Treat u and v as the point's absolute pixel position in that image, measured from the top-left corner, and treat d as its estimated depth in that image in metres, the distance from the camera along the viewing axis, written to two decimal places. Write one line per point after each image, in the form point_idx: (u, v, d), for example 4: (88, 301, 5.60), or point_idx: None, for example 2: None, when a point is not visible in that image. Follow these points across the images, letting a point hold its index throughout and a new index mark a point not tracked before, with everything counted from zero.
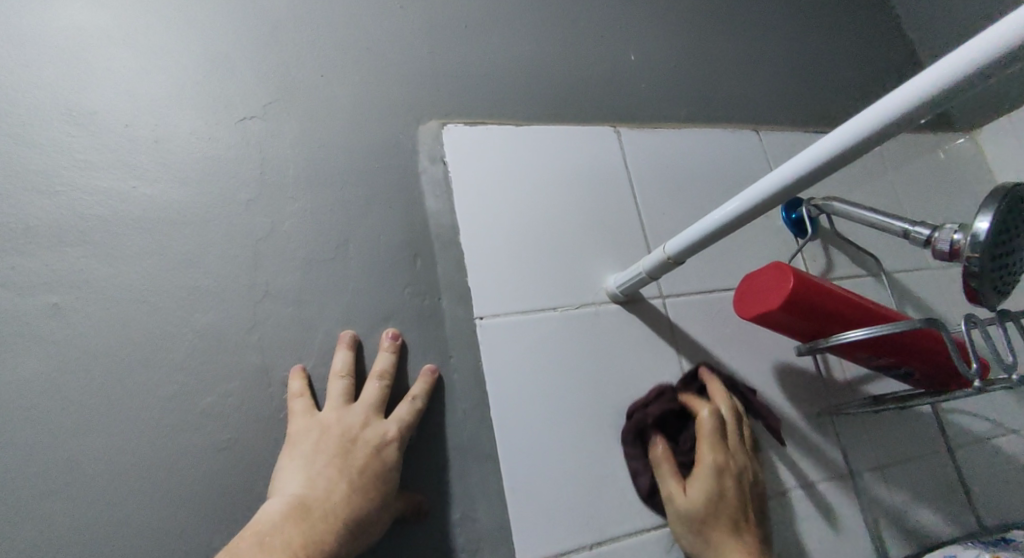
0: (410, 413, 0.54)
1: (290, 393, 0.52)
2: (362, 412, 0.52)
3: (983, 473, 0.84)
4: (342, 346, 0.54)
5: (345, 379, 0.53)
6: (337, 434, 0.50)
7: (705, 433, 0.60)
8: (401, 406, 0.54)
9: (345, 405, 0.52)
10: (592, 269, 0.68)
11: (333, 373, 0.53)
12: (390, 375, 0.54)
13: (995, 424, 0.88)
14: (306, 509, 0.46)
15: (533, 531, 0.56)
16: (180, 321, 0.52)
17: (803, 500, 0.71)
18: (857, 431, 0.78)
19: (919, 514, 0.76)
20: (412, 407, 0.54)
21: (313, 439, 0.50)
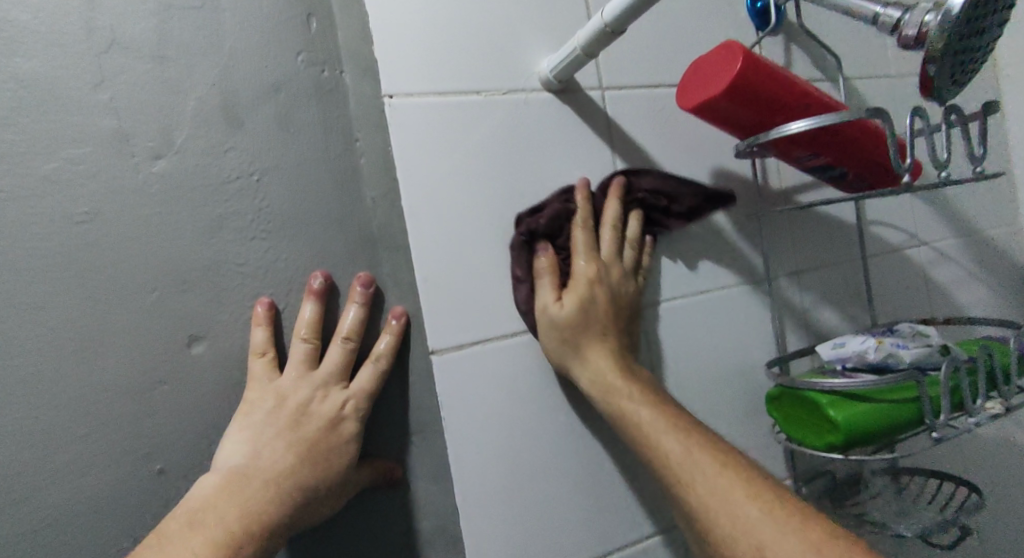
0: (372, 376, 0.53)
1: (254, 323, 0.51)
2: (321, 380, 0.51)
3: (887, 280, 0.88)
4: (309, 298, 0.52)
5: (308, 339, 0.52)
6: (291, 405, 0.50)
7: (581, 268, 0.59)
8: (365, 368, 0.53)
9: (307, 378, 0.51)
10: (522, 49, 0.60)
11: (297, 332, 0.52)
12: (355, 338, 0.53)
13: (909, 236, 0.90)
14: (246, 474, 0.47)
15: (447, 320, 0.56)
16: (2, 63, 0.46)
17: (719, 301, 0.72)
18: (782, 237, 0.78)
19: (821, 316, 0.80)
20: (376, 368, 0.53)
21: (267, 408, 0.49)
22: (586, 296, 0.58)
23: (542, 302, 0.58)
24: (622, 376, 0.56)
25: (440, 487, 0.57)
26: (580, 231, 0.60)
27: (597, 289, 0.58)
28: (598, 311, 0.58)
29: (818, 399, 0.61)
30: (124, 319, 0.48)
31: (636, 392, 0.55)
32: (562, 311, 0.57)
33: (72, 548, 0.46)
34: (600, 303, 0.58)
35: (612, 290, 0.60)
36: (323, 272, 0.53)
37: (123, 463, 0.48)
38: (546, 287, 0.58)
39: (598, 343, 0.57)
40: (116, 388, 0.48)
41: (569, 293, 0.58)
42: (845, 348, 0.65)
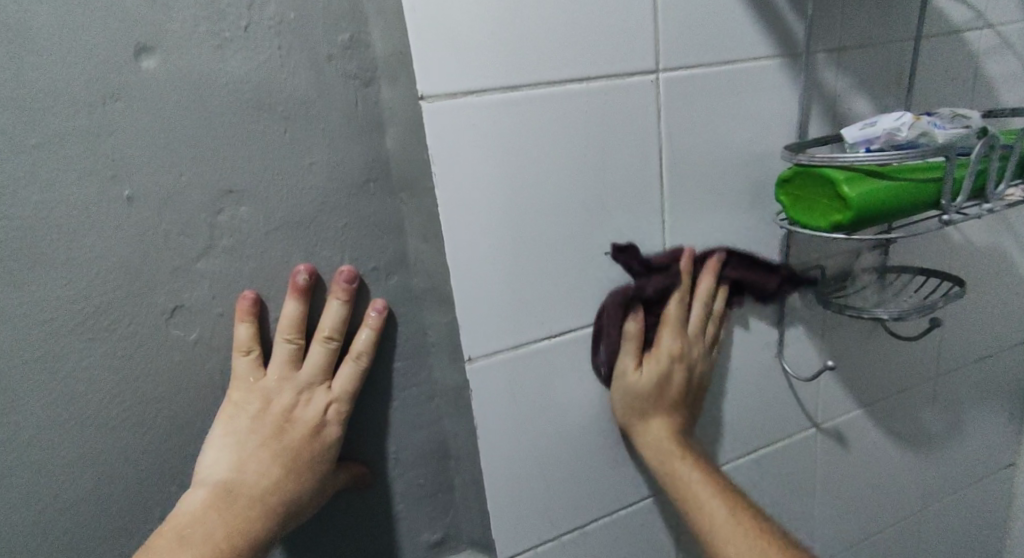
0: (327, 354, 0.53)
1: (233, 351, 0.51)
2: (279, 378, 0.51)
3: (934, 67, 0.79)
4: (242, 321, 0.50)
5: (252, 352, 0.51)
6: (263, 418, 0.50)
7: (667, 342, 0.64)
8: (318, 347, 0.53)
9: (290, 380, 0.52)
10: None
11: (237, 349, 0.50)
12: (300, 326, 0.51)
13: (973, 17, 0.79)
14: (233, 491, 0.49)
15: (439, 63, 0.50)
16: None
17: (747, 73, 0.65)
18: (830, 4, 0.68)
19: (852, 101, 0.73)
20: (328, 345, 0.53)
21: (252, 412, 0.50)
22: (662, 372, 0.63)
23: (623, 366, 0.63)
24: (679, 446, 0.62)
25: (429, 245, 0.56)
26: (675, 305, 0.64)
27: (669, 419, 0.63)
28: (670, 385, 0.63)
29: (833, 175, 0.57)
30: (69, 21, 0.43)
31: (681, 462, 0.61)
32: (639, 379, 0.63)
33: (49, 264, 0.46)
34: (676, 378, 0.63)
35: (691, 366, 0.65)
36: (246, 295, 0.50)
37: (92, 187, 0.45)
38: (627, 411, 0.64)
39: (661, 412, 0.63)
40: (71, 101, 0.44)
41: (632, 359, 0.63)
42: (874, 128, 0.59)
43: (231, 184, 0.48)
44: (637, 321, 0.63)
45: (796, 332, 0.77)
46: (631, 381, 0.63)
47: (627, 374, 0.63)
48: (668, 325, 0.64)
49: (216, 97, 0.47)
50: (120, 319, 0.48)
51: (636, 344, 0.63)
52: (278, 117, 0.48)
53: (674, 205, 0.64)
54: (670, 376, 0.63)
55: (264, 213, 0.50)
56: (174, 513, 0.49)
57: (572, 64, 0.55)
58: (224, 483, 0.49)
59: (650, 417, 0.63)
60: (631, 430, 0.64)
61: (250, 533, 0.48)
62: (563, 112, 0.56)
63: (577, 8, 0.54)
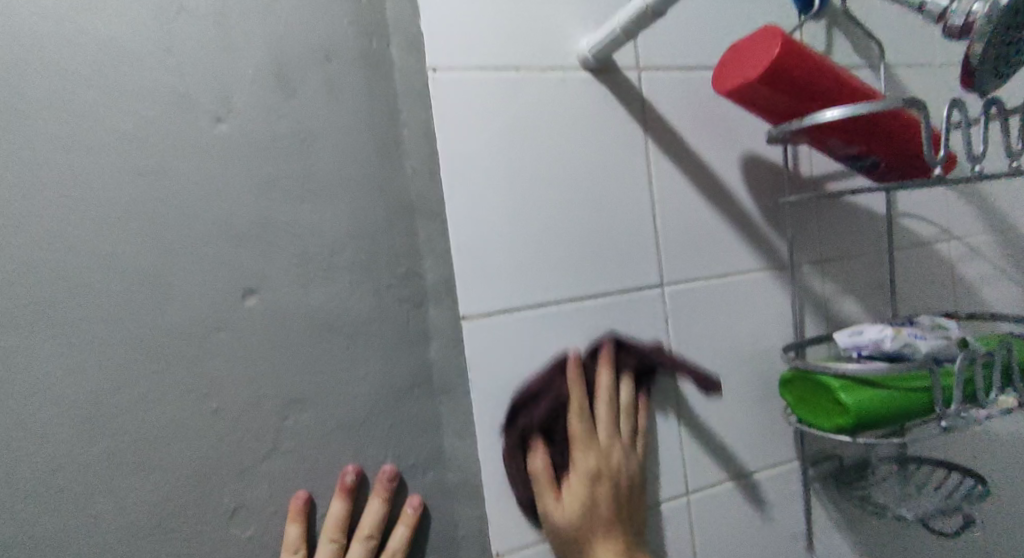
0: (366, 553, 0.56)
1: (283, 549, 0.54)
2: None
3: (912, 272, 0.88)
4: (294, 522, 0.55)
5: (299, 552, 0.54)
6: None
7: (580, 436, 0.61)
8: (358, 546, 0.56)
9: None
10: (560, 30, 0.63)
11: (286, 549, 0.54)
12: (344, 526, 0.56)
13: (939, 229, 0.91)
14: None
15: (476, 289, 0.60)
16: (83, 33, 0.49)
17: (741, 285, 0.74)
18: (809, 226, 0.79)
19: (843, 304, 0.82)
20: (368, 545, 0.56)
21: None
22: (585, 475, 0.60)
23: (533, 466, 0.61)
24: (586, 490, 0.59)
25: (466, 443, 0.61)
26: (603, 380, 0.63)
27: (599, 483, 0.60)
28: (596, 506, 0.59)
29: (829, 382, 0.63)
30: (191, 274, 0.52)
31: (600, 512, 0.59)
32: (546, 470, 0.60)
33: (134, 476, 0.51)
34: (603, 487, 0.60)
35: (618, 474, 0.61)
36: (298, 496, 0.55)
37: (184, 404, 0.52)
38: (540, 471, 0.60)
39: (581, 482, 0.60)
40: (180, 336, 0.52)
41: (578, 419, 0.61)
42: (861, 336, 0.66)
43: (298, 395, 0.55)
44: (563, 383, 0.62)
45: (819, 524, 0.78)
46: (542, 476, 0.60)
47: (577, 437, 0.61)
48: (602, 388, 0.63)
49: (294, 324, 0.55)
50: (186, 522, 0.52)
51: (580, 419, 0.61)
52: (342, 336, 0.57)
53: (687, 404, 0.70)
54: (613, 472, 0.61)
55: (324, 419, 0.56)
56: None
57: (587, 286, 0.65)
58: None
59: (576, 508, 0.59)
60: (543, 506, 0.60)
61: None
62: (581, 326, 0.65)
63: (593, 241, 0.65)
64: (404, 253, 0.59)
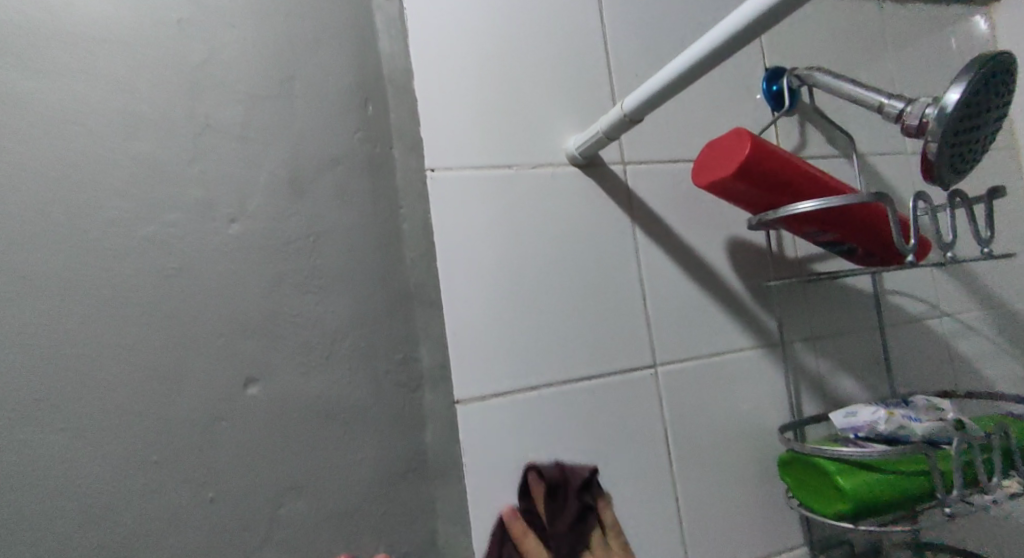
0: None
1: None
2: None
3: (905, 349, 0.90)
4: None
5: None
6: None
7: None
8: None
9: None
10: (550, 130, 0.68)
11: None
12: None
13: (928, 306, 0.93)
14: None
15: (471, 372, 0.62)
16: (114, 146, 0.53)
17: (735, 365, 0.75)
18: (798, 305, 0.81)
19: (837, 382, 0.82)
20: None
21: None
22: None
23: None
24: None
25: (463, 531, 0.61)
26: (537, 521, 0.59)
27: None
28: None
29: (826, 465, 0.64)
30: (201, 367, 0.54)
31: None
32: None
33: None
34: None
35: None
36: None
37: (182, 498, 0.52)
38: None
39: None
40: (185, 427, 0.53)
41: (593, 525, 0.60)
42: (856, 418, 0.68)
43: (293, 483, 0.55)
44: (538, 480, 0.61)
45: None
46: None
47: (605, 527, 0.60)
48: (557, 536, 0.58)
49: (294, 412, 0.56)
50: None
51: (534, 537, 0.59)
52: (341, 423, 0.58)
53: (685, 488, 0.70)
54: None
55: (318, 508, 0.56)
56: None
57: (579, 368, 0.66)
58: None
59: None
60: None
61: None
62: (575, 407, 0.66)
63: (585, 325, 0.67)
64: (402, 339, 0.61)
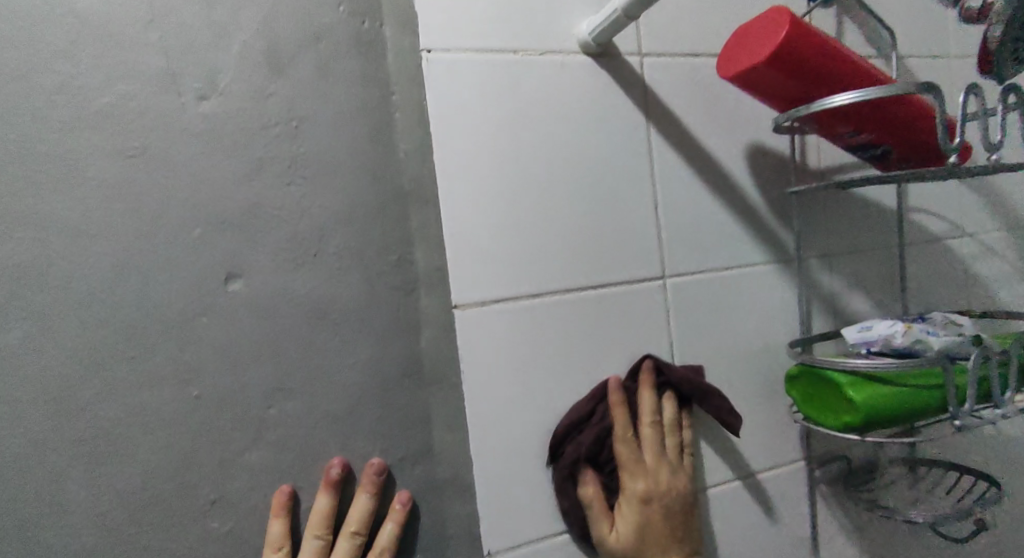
0: (352, 549, 0.55)
1: (267, 544, 0.54)
2: None
3: (924, 269, 0.85)
4: (277, 516, 0.54)
5: (280, 550, 0.54)
6: None
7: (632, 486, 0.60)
8: (343, 544, 0.55)
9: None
10: (561, 13, 0.62)
11: (268, 545, 0.53)
12: (328, 522, 0.55)
13: (952, 225, 0.88)
14: None
15: (470, 276, 0.58)
16: (64, 10, 0.49)
17: (746, 279, 0.72)
18: (816, 217, 0.76)
19: (856, 301, 0.78)
20: (354, 542, 0.55)
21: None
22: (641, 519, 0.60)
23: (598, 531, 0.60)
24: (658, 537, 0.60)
25: (456, 436, 0.60)
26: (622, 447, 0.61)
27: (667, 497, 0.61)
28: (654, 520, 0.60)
29: (837, 379, 0.61)
30: (171, 253, 0.52)
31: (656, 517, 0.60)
32: (620, 538, 0.60)
33: (111, 461, 0.50)
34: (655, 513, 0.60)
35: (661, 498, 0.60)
36: (284, 489, 0.54)
37: (164, 389, 0.52)
38: (596, 513, 0.60)
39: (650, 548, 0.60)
40: (159, 315, 0.51)
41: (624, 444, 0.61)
42: (871, 332, 0.64)
43: (282, 383, 0.54)
44: (618, 382, 0.62)
45: (826, 528, 0.76)
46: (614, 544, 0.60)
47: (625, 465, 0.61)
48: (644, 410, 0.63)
49: (281, 312, 0.54)
50: (163, 509, 0.52)
51: (603, 504, 0.60)
52: (331, 325, 0.56)
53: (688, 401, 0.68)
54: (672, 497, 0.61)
55: (307, 409, 0.55)
56: None
57: (583, 276, 0.63)
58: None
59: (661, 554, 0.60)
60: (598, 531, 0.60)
61: None
62: (578, 316, 0.63)
63: (593, 230, 0.63)
64: (395, 240, 0.58)
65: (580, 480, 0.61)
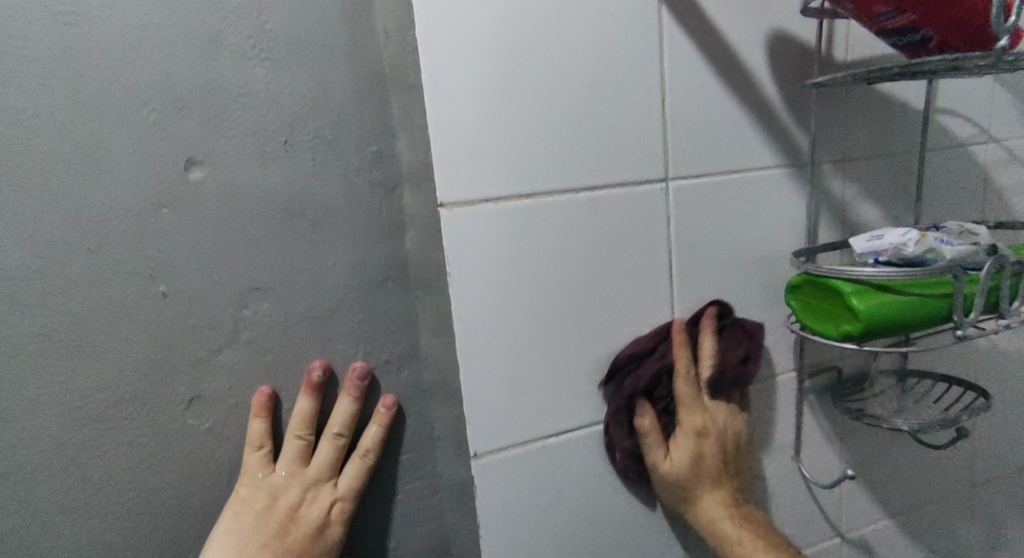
0: (335, 450, 0.55)
1: (248, 443, 0.53)
2: (287, 475, 0.53)
3: (943, 177, 0.80)
4: (256, 416, 0.53)
5: (261, 449, 0.53)
6: (273, 517, 0.52)
7: (691, 421, 0.62)
8: (325, 444, 0.55)
9: (298, 476, 0.54)
10: None
11: (249, 444, 0.53)
12: (310, 423, 0.54)
13: (978, 129, 0.82)
14: None
15: (458, 173, 0.54)
16: None
17: (755, 184, 0.67)
18: (835, 118, 0.70)
19: (870, 209, 0.74)
20: (337, 443, 0.55)
21: (258, 510, 0.52)
22: (698, 451, 0.62)
23: (653, 459, 0.62)
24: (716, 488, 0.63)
25: (441, 340, 0.59)
26: (688, 411, 0.63)
27: (704, 440, 0.63)
28: (705, 461, 0.63)
29: (841, 287, 0.58)
30: (122, 134, 0.48)
31: (711, 482, 0.63)
32: (676, 465, 0.62)
33: (79, 355, 0.49)
34: (707, 460, 0.63)
35: (720, 437, 0.63)
36: (263, 390, 0.53)
37: (130, 283, 0.49)
38: (652, 443, 0.62)
39: (706, 485, 0.62)
40: (114, 202, 0.48)
41: (687, 382, 0.62)
42: (881, 241, 0.59)
43: (257, 282, 0.52)
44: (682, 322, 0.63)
45: (811, 437, 0.76)
46: (667, 471, 0.62)
47: (682, 401, 0.63)
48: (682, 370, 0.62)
49: (251, 206, 0.51)
50: (138, 405, 0.51)
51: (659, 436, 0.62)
52: (307, 222, 0.52)
53: (683, 310, 0.66)
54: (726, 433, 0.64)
55: (285, 309, 0.53)
56: None
57: (580, 175, 0.58)
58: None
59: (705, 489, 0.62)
60: (652, 459, 0.62)
61: None
62: (573, 219, 0.59)
63: (592, 126, 0.58)
64: (375, 130, 0.53)
65: (636, 413, 0.62)
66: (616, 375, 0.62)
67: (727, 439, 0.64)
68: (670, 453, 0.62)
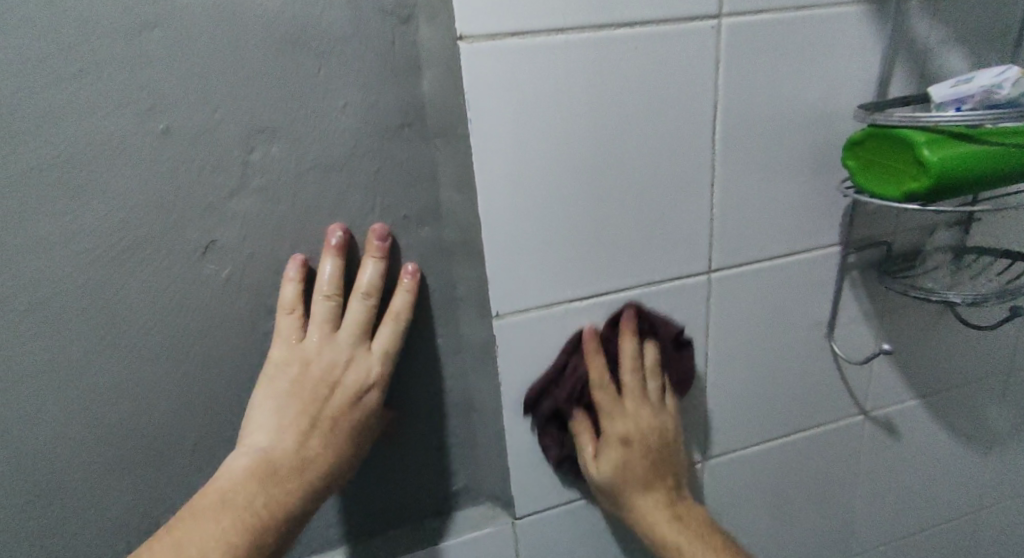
0: (366, 314, 0.53)
1: (280, 307, 0.52)
2: (320, 341, 0.52)
3: None
4: (290, 280, 0.52)
5: (294, 313, 0.52)
6: (308, 382, 0.52)
7: (612, 429, 0.59)
8: (356, 308, 0.53)
9: (330, 342, 0.52)
10: None
11: (281, 307, 0.52)
12: (341, 286, 0.52)
13: None
14: (270, 463, 0.50)
15: (479, 2, 0.48)
16: None
17: (825, 25, 0.59)
18: None
19: (954, 61, 0.65)
20: (368, 307, 0.53)
21: (292, 376, 0.52)
22: (621, 462, 0.59)
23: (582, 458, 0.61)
24: (648, 472, 0.59)
25: (464, 198, 0.55)
26: (602, 422, 0.60)
27: (644, 430, 0.60)
28: (635, 448, 0.59)
29: (914, 136, 0.51)
30: None
31: (644, 480, 0.59)
32: (601, 477, 0.60)
33: (84, 192, 0.48)
34: (635, 458, 0.59)
35: (648, 443, 0.59)
36: (296, 257, 0.53)
37: (128, 116, 0.47)
38: (582, 428, 0.61)
39: (641, 474, 0.59)
40: (103, 26, 0.45)
41: (630, 350, 0.60)
42: (968, 86, 0.53)
43: (263, 122, 0.49)
44: (593, 330, 0.60)
45: (852, 314, 0.72)
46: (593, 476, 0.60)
47: (603, 406, 0.60)
48: (625, 363, 0.60)
49: (250, 34, 0.47)
50: (151, 247, 0.51)
51: (590, 432, 0.61)
52: (312, 55, 0.49)
53: (725, 172, 0.60)
54: (650, 437, 0.60)
55: (295, 153, 0.51)
56: (214, 479, 0.50)
57: (619, 8, 0.51)
58: (262, 452, 0.50)
59: (639, 490, 0.59)
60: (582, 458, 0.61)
61: (288, 504, 0.50)
62: (608, 61, 0.53)
63: None
64: None
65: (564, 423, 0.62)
66: (539, 407, 0.61)
67: (654, 436, 0.60)
68: (599, 458, 0.60)
